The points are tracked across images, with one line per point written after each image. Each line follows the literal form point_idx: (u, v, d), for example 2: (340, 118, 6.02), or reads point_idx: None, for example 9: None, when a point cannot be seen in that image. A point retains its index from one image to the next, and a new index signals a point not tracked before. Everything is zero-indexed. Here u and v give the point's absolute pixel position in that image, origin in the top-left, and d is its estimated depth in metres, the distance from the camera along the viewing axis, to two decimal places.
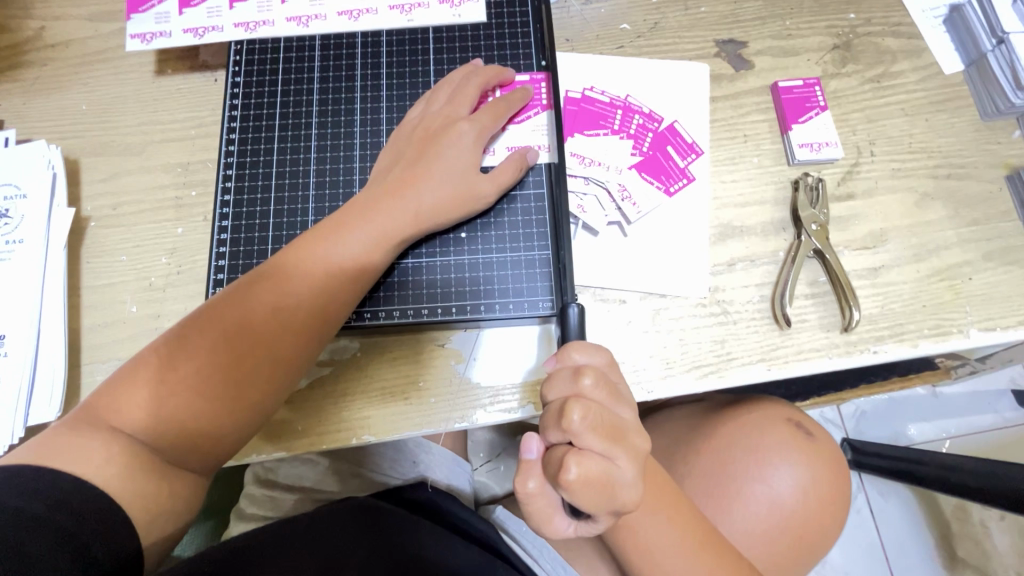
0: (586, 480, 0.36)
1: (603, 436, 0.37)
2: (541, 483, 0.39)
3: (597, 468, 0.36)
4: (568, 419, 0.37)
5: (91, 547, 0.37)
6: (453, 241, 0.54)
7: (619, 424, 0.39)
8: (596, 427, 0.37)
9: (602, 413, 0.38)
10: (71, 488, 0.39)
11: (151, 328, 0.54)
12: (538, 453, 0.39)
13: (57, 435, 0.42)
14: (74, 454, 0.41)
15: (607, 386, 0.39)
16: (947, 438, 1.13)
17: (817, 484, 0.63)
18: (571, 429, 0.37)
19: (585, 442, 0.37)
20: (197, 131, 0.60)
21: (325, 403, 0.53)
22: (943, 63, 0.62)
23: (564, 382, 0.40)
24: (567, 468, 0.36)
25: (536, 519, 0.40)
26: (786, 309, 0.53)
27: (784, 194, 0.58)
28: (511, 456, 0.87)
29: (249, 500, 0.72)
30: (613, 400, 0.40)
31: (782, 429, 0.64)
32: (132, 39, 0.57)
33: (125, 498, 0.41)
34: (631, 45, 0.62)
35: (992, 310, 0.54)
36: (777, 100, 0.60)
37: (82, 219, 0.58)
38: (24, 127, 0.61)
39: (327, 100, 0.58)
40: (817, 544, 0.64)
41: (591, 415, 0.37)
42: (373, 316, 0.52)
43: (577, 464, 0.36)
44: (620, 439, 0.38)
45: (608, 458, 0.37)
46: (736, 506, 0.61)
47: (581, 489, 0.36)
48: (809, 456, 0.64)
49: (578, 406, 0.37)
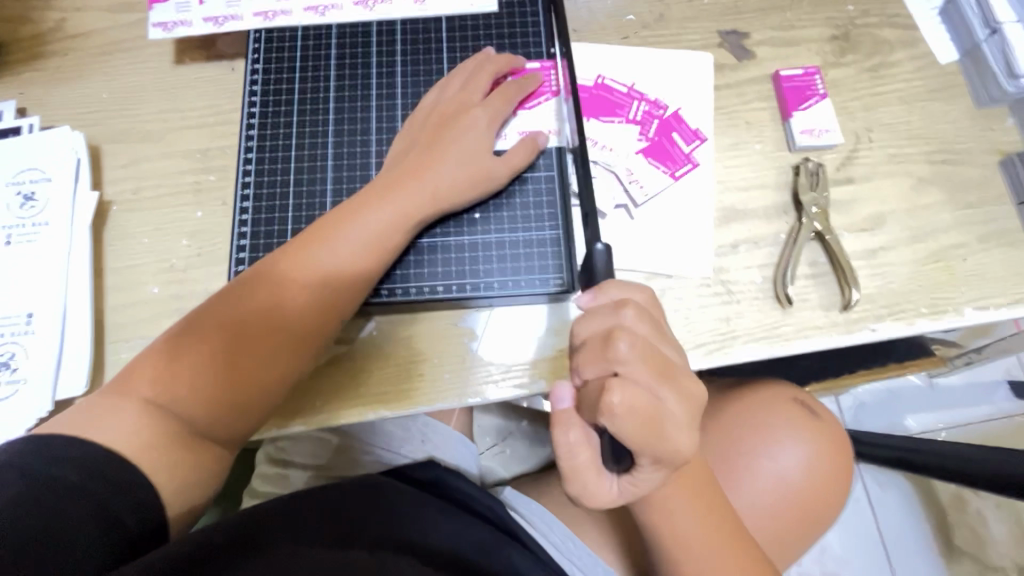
0: (631, 409, 0.38)
1: (647, 367, 0.39)
2: (580, 432, 0.40)
3: (642, 397, 0.38)
4: (613, 348, 0.39)
5: (121, 517, 0.39)
6: (467, 221, 0.56)
7: (663, 358, 0.40)
8: (641, 355, 0.39)
9: (647, 344, 0.40)
10: (100, 459, 0.41)
11: (173, 308, 0.56)
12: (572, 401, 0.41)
13: (91, 406, 0.44)
14: (105, 425, 0.42)
15: (649, 320, 0.41)
16: (943, 428, 1.16)
17: (820, 465, 0.65)
18: (616, 358, 0.38)
19: (630, 372, 0.39)
20: (215, 118, 0.62)
21: (343, 379, 0.55)
22: (938, 54, 0.64)
23: (606, 316, 0.41)
24: (612, 396, 0.37)
25: (580, 475, 0.41)
26: (788, 289, 0.55)
27: (785, 179, 0.60)
28: (518, 441, 0.89)
29: (262, 479, 0.74)
30: (658, 337, 0.41)
31: (787, 409, 0.66)
32: (154, 27, 0.58)
33: (150, 469, 0.42)
34: (636, 36, 0.64)
35: (986, 289, 0.56)
36: (779, 88, 0.62)
37: (104, 203, 0.59)
38: (47, 114, 0.62)
39: (344, 86, 0.59)
40: (822, 521, 0.66)
41: (635, 346, 0.39)
42: (390, 294, 0.54)
43: (622, 393, 0.38)
44: (664, 372, 0.39)
45: (654, 388, 0.39)
46: (740, 480, 0.62)
47: (627, 419, 0.38)
48: (814, 435, 0.65)
49: (622, 336, 0.39)
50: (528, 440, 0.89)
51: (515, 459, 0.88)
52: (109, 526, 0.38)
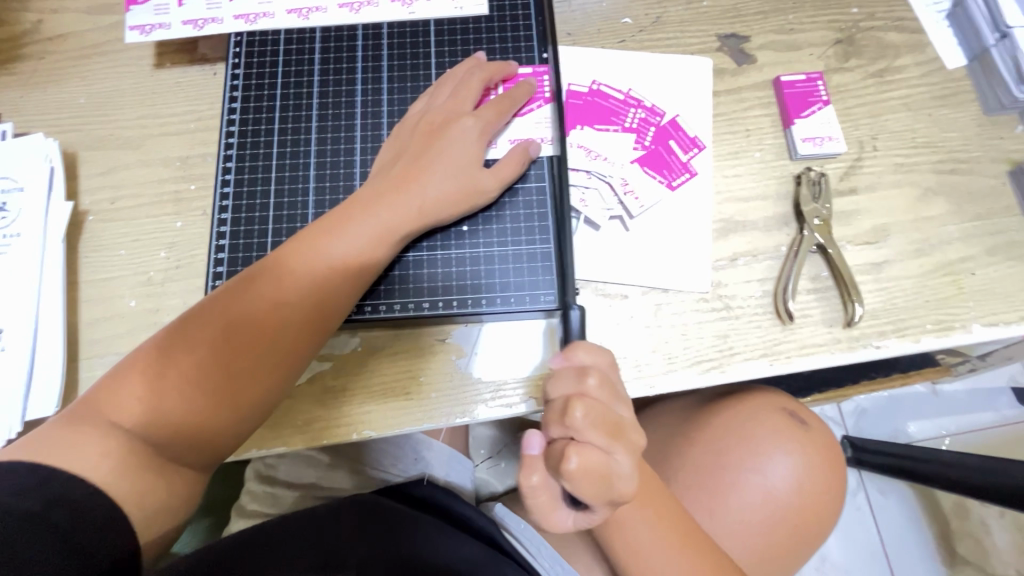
0: (586, 473, 0.35)
1: (604, 432, 0.36)
2: (543, 479, 0.38)
3: (598, 461, 0.36)
4: (571, 414, 0.36)
5: (87, 546, 0.36)
6: (455, 234, 0.53)
7: (619, 421, 0.38)
8: (600, 420, 0.37)
9: (605, 410, 0.37)
10: (68, 486, 0.38)
11: (150, 323, 0.54)
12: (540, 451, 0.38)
13: (57, 430, 0.41)
14: (69, 452, 0.40)
15: (609, 385, 0.38)
16: (947, 436, 1.13)
17: (809, 476, 0.63)
18: (575, 424, 0.36)
19: (587, 437, 0.36)
20: (195, 125, 0.60)
21: (326, 398, 0.53)
22: (946, 58, 0.61)
23: (567, 378, 0.39)
24: (567, 460, 0.35)
25: (539, 515, 0.39)
26: (789, 304, 0.53)
27: (786, 188, 0.58)
28: (511, 453, 0.87)
29: (250, 497, 0.71)
30: (615, 399, 0.39)
31: (775, 418, 0.64)
32: (132, 31, 0.56)
33: (122, 496, 0.40)
34: (632, 39, 0.62)
35: (995, 305, 0.54)
36: (780, 95, 0.60)
37: (80, 212, 0.57)
38: (21, 120, 0.60)
39: (328, 92, 0.57)
40: (815, 530, 0.65)
41: (594, 410, 0.37)
42: (373, 310, 0.52)
43: (579, 456, 0.35)
44: (621, 435, 0.37)
45: (611, 453, 0.36)
46: (723, 495, 0.61)
47: (581, 482, 0.35)
48: (804, 446, 0.64)
49: (581, 401, 0.37)
50: (521, 452, 0.86)
51: (508, 472, 0.86)
52: (75, 556, 0.35)
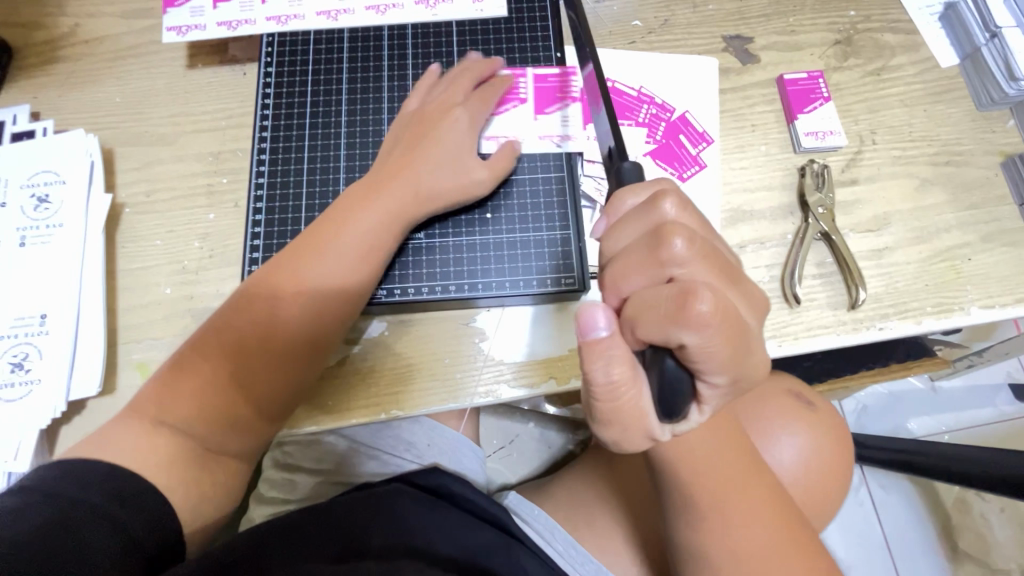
0: (724, 315, 0.30)
1: (713, 268, 0.33)
2: (625, 369, 0.32)
3: (726, 298, 0.31)
4: (673, 245, 0.32)
5: (137, 534, 0.40)
6: (478, 221, 0.56)
7: (721, 256, 0.34)
8: (704, 254, 0.33)
9: (704, 241, 0.34)
10: (119, 479, 0.42)
11: (185, 309, 0.56)
12: (611, 331, 0.32)
13: (110, 430, 0.45)
14: (121, 448, 0.44)
15: (692, 212, 0.35)
16: (947, 431, 1.16)
17: (818, 457, 0.65)
18: (678, 261, 0.32)
19: (697, 271, 0.32)
20: (227, 122, 0.63)
21: (356, 379, 0.55)
22: (940, 57, 0.65)
23: (643, 217, 0.34)
24: (701, 301, 0.30)
25: (627, 412, 0.33)
26: (796, 288, 0.56)
27: (790, 180, 0.61)
28: (524, 444, 0.89)
29: (270, 484, 0.75)
30: (706, 230, 0.35)
31: (781, 399, 0.66)
32: (169, 32, 0.60)
33: (166, 486, 0.44)
34: (642, 41, 0.65)
35: (991, 288, 0.57)
36: (783, 92, 0.63)
37: (117, 205, 0.60)
38: (60, 118, 0.63)
39: (356, 89, 0.60)
40: (822, 510, 0.67)
41: (697, 243, 0.33)
42: (398, 293, 0.55)
43: (709, 297, 0.30)
44: (729, 271, 0.34)
45: (726, 290, 0.33)
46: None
47: (718, 330, 0.30)
48: (811, 427, 0.66)
49: (679, 232, 0.33)
50: (533, 443, 0.89)
51: (520, 461, 0.88)
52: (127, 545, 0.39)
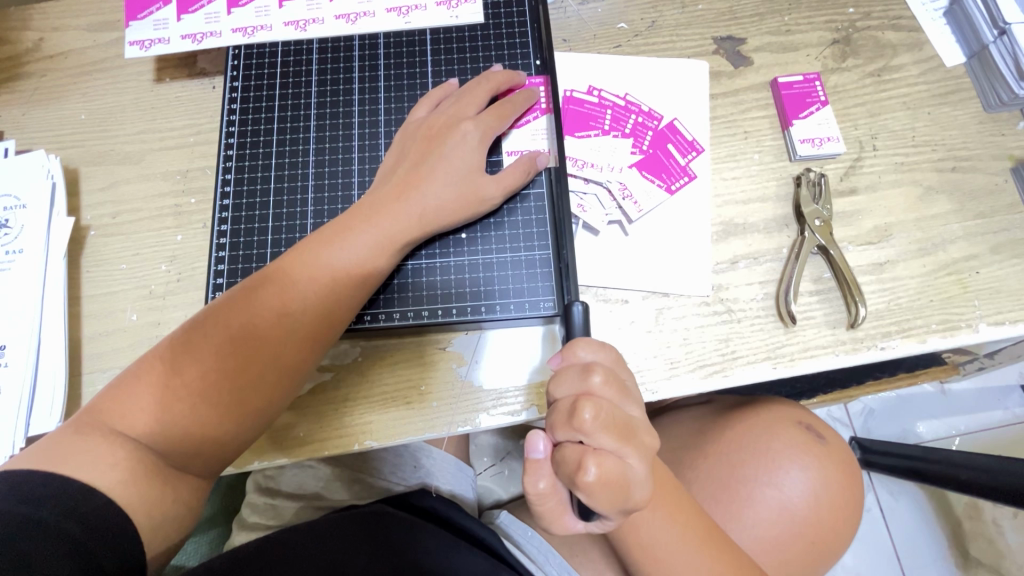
0: (604, 482, 0.35)
1: (616, 434, 0.36)
2: (552, 483, 0.38)
3: (613, 466, 0.36)
4: (580, 417, 0.36)
5: (99, 559, 0.37)
6: (453, 242, 0.53)
7: (631, 421, 0.38)
8: (610, 426, 0.36)
9: (614, 410, 0.37)
10: (78, 497, 0.38)
11: (151, 336, 0.54)
12: (546, 453, 0.38)
13: (64, 439, 0.41)
14: (81, 459, 0.40)
15: (617, 383, 0.38)
16: (957, 435, 1.12)
17: (829, 492, 0.63)
18: (585, 430, 0.36)
19: (598, 442, 0.36)
20: (195, 138, 0.60)
21: (328, 408, 0.52)
22: (944, 56, 0.61)
23: (573, 382, 0.38)
24: (586, 469, 0.35)
25: (547, 518, 0.40)
26: (792, 306, 0.53)
27: (786, 190, 0.57)
28: (516, 460, 0.86)
29: (251, 509, 0.70)
30: (623, 397, 0.38)
31: (787, 431, 0.63)
32: (132, 46, 0.57)
33: (127, 505, 0.40)
34: (628, 44, 0.62)
35: (1001, 303, 0.53)
36: (777, 96, 0.60)
37: (81, 228, 0.58)
38: (23, 137, 0.61)
39: (325, 103, 0.58)
40: (831, 546, 0.63)
41: (603, 415, 0.36)
42: (373, 319, 0.52)
43: (596, 465, 0.35)
44: (633, 437, 0.37)
45: (624, 454, 0.36)
46: (738, 507, 0.60)
47: (600, 492, 0.36)
48: (817, 460, 0.63)
49: (591, 404, 0.36)
50: None
51: (512, 478, 0.85)
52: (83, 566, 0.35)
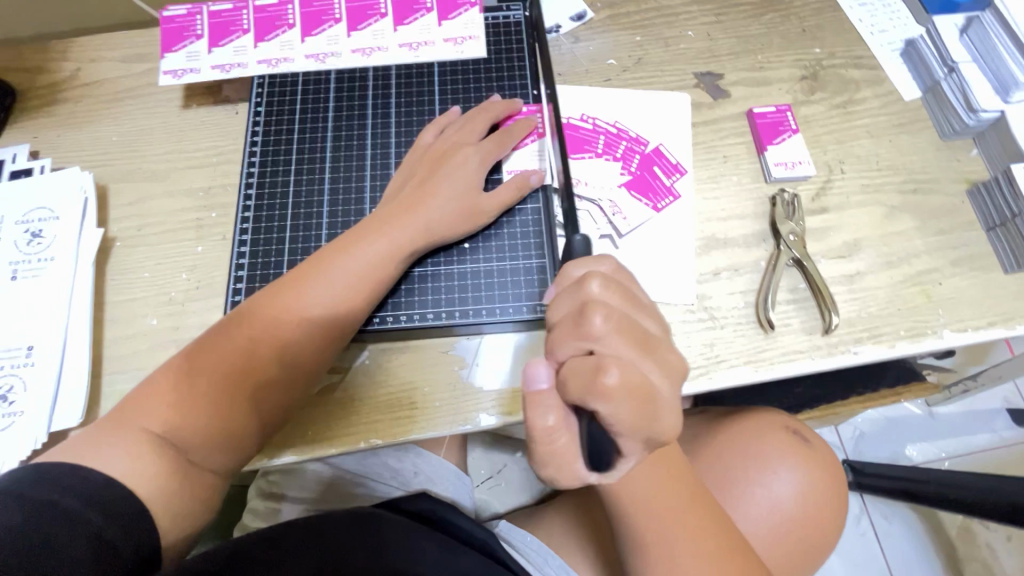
0: (628, 387, 0.37)
1: (628, 340, 0.38)
2: (559, 416, 0.39)
3: (634, 373, 0.37)
4: (590, 323, 0.38)
5: (115, 543, 0.38)
6: (457, 251, 0.59)
7: (643, 330, 0.40)
8: (618, 328, 0.38)
9: (623, 316, 0.39)
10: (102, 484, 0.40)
11: (169, 340, 0.57)
12: (549, 382, 0.40)
13: (90, 436, 0.44)
14: (104, 457, 0.42)
15: (618, 289, 0.40)
16: (946, 457, 1.14)
17: (817, 489, 0.65)
18: (595, 333, 0.38)
19: (608, 344, 0.38)
20: (217, 158, 0.65)
21: (335, 408, 0.55)
22: (902, 90, 0.67)
23: (574, 296, 0.40)
24: (608, 373, 0.36)
25: (563, 461, 0.40)
26: (770, 314, 0.57)
27: (762, 209, 0.62)
28: (512, 473, 0.88)
29: (253, 514, 0.72)
30: (630, 305, 0.40)
31: (775, 434, 0.66)
32: (165, 75, 0.63)
33: (144, 494, 0.42)
34: (617, 78, 0.68)
35: (964, 312, 0.58)
36: (753, 125, 0.66)
37: (108, 239, 0.62)
38: (58, 156, 0.66)
39: (340, 126, 0.63)
40: (820, 543, 0.66)
41: (613, 320, 0.39)
42: (382, 321, 0.57)
43: (618, 370, 0.37)
44: (647, 346, 0.39)
45: (640, 363, 0.38)
46: (734, 503, 0.62)
47: (625, 399, 0.36)
48: (804, 460, 0.65)
49: (599, 309, 0.39)
50: (522, 472, 0.88)
51: (510, 491, 0.87)
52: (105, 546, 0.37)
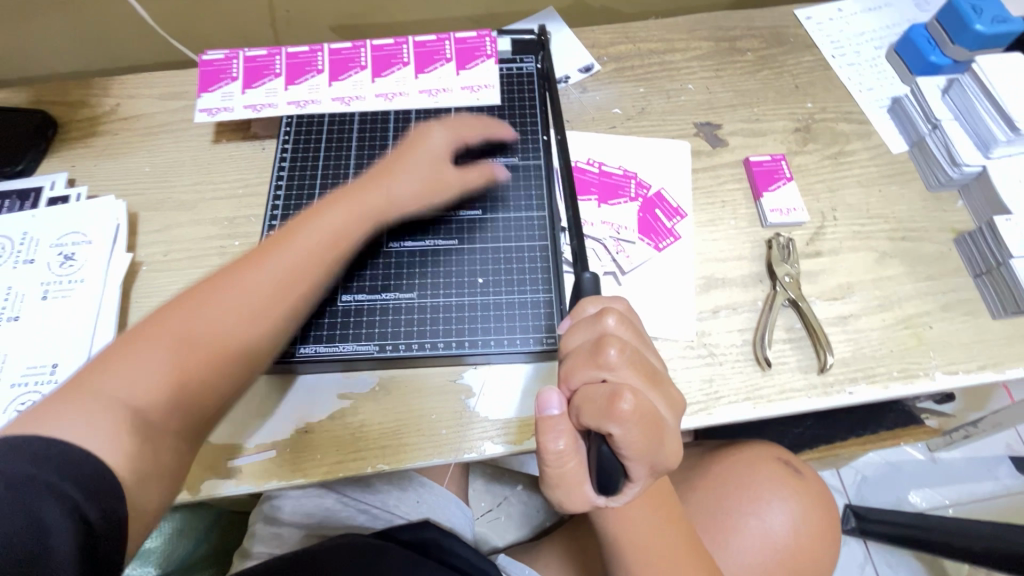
0: (640, 414, 0.39)
1: (639, 373, 0.41)
2: (571, 442, 0.41)
3: (645, 402, 0.40)
4: (606, 354, 0.41)
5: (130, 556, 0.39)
6: (469, 285, 0.62)
7: (651, 366, 0.42)
8: (631, 361, 0.41)
9: (635, 350, 0.42)
10: None
11: None
12: (561, 408, 0.42)
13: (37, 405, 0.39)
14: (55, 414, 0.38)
15: (629, 324, 0.44)
16: (949, 504, 1.13)
17: (809, 523, 0.66)
18: (610, 364, 0.41)
19: (623, 376, 0.41)
20: (243, 190, 0.69)
21: (344, 433, 0.57)
22: (890, 144, 0.72)
23: (590, 328, 0.43)
24: (622, 400, 0.39)
25: (573, 484, 0.42)
26: (767, 352, 0.59)
27: (759, 251, 0.65)
28: (511, 506, 0.88)
29: (254, 537, 0.72)
30: (639, 341, 0.44)
31: (768, 467, 0.67)
32: (201, 112, 0.67)
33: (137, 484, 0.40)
34: (621, 126, 0.72)
35: (954, 355, 0.60)
36: (749, 172, 0.69)
37: (136, 263, 0.65)
38: (93, 184, 0.70)
39: (362, 165, 0.67)
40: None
41: (627, 352, 0.41)
42: (395, 348, 0.59)
43: (630, 398, 0.39)
44: (654, 379, 0.42)
45: (650, 394, 0.41)
46: (725, 535, 0.63)
47: (635, 425, 0.39)
48: (797, 493, 0.66)
49: (614, 343, 0.41)
50: (522, 506, 0.88)
51: (510, 524, 0.87)
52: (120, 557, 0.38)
